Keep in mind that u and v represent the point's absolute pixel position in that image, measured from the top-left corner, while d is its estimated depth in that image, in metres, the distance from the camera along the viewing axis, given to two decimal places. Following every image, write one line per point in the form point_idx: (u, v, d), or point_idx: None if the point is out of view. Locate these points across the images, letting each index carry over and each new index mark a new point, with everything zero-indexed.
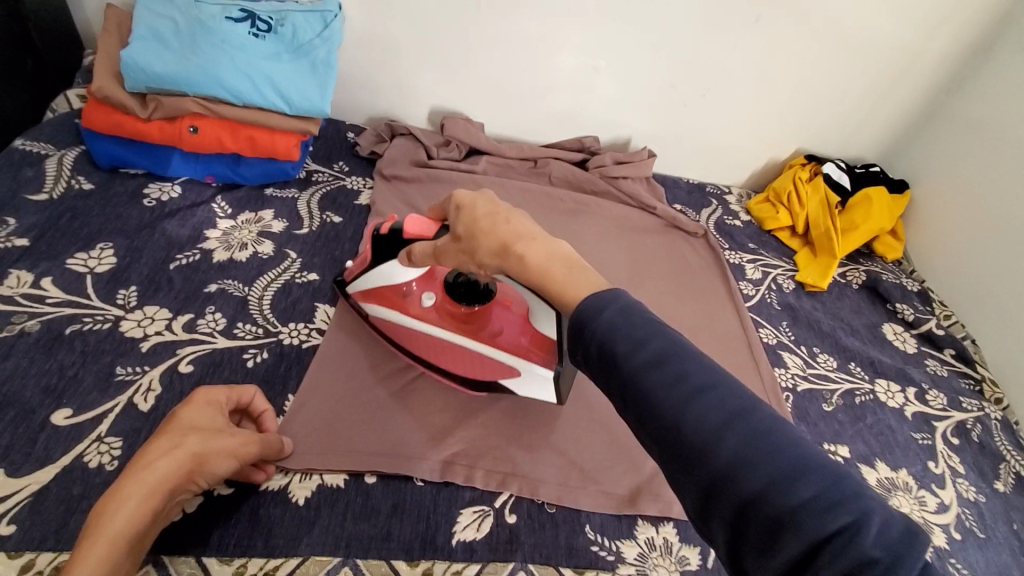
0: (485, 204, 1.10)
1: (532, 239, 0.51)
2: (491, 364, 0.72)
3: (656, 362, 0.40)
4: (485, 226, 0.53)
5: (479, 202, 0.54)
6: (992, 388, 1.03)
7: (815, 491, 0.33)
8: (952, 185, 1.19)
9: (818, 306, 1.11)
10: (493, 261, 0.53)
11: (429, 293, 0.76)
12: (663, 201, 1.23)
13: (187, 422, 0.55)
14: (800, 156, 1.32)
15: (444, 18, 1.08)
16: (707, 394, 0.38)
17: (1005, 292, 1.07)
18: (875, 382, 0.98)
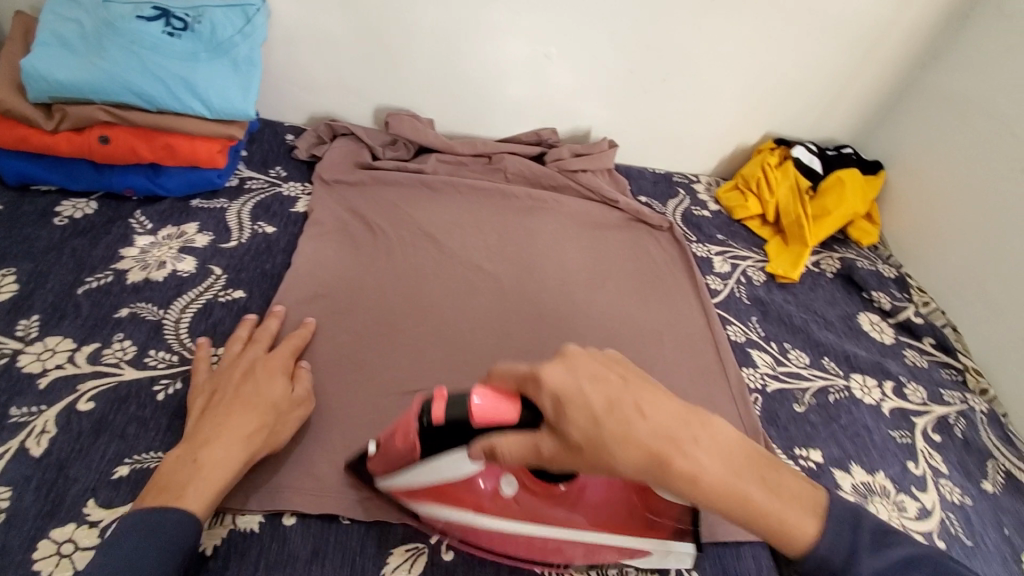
0: (433, 205, 1.03)
1: (696, 439, 0.48)
2: (598, 545, 0.62)
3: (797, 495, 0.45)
4: (616, 425, 0.46)
5: (612, 446, 0.46)
6: (975, 377, 0.98)
7: None
8: (929, 165, 1.13)
9: (790, 299, 1.06)
10: (636, 471, 0.47)
11: (505, 482, 0.61)
12: (626, 194, 1.17)
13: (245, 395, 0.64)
14: (770, 140, 1.26)
15: (381, 10, 1.01)
16: None
17: (987, 277, 1.01)
18: (850, 377, 0.93)
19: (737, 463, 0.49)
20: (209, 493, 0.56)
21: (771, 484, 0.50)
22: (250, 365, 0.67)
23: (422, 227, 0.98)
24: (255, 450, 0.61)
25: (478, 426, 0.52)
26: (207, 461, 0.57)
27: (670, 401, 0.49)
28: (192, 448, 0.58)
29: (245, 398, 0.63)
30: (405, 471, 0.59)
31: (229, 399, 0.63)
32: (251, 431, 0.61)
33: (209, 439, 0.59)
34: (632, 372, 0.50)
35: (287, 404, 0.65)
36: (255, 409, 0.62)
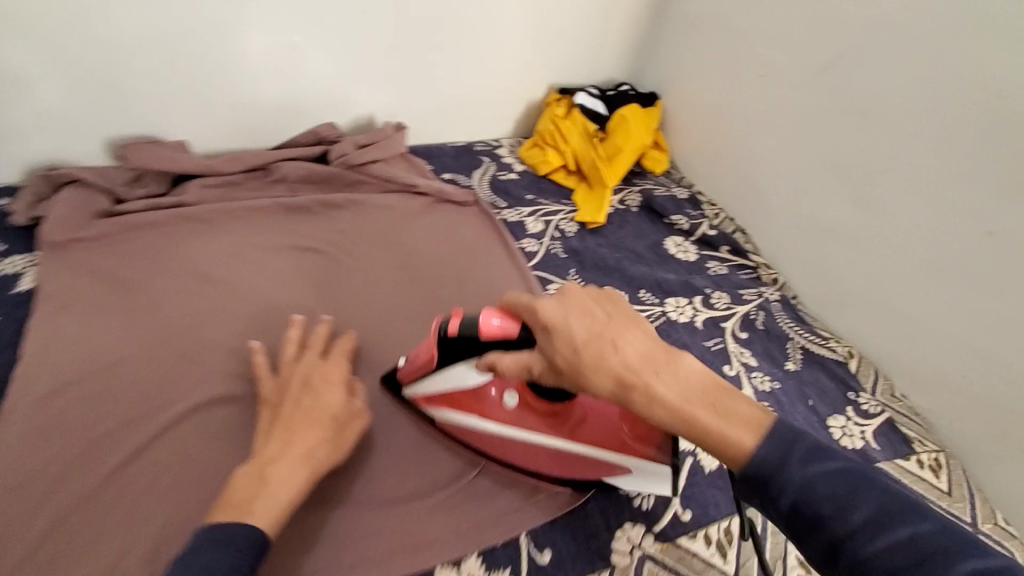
0: (205, 240, 0.90)
1: (660, 370, 0.53)
2: (591, 464, 0.67)
3: (778, 458, 0.49)
4: (591, 359, 0.52)
5: (574, 331, 0.53)
6: (766, 270, 1.08)
7: (890, 526, 0.45)
8: (694, 86, 1.21)
9: (602, 242, 1.09)
10: (607, 394, 0.53)
11: (510, 394, 0.68)
12: (426, 175, 1.13)
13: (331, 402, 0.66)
14: (555, 91, 1.27)
15: (64, 25, 0.83)
16: (807, 457, 0.49)
17: (757, 178, 1.12)
18: (665, 302, 0.99)
19: (708, 394, 0.53)
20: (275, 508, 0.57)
21: (724, 411, 0.52)
22: (308, 376, 0.69)
23: (193, 269, 0.85)
24: (315, 465, 0.61)
25: (485, 336, 0.59)
26: (296, 470, 0.59)
27: (647, 344, 0.54)
28: (258, 465, 0.59)
29: (310, 407, 0.65)
30: (424, 376, 0.69)
31: (300, 411, 0.64)
32: (315, 442, 0.62)
33: (273, 456, 0.60)
34: (618, 312, 0.55)
35: (349, 407, 0.67)
36: (320, 423, 0.64)
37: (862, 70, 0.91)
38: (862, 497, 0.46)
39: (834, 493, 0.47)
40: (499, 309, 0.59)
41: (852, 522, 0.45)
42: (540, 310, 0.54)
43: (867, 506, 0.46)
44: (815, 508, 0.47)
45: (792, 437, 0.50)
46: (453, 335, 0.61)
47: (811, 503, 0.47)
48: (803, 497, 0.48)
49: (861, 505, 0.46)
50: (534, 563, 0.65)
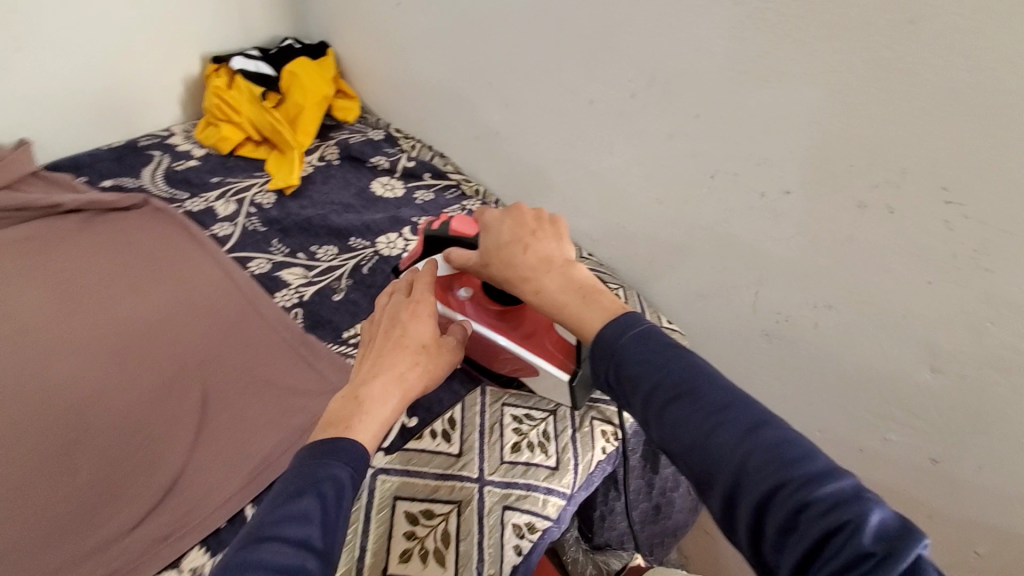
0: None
1: (550, 270, 0.59)
2: (514, 359, 0.75)
3: (634, 342, 0.50)
4: (509, 253, 0.62)
5: (499, 235, 0.64)
6: (468, 184, 1.16)
7: (765, 466, 0.42)
8: (351, 26, 1.20)
9: (306, 204, 1.07)
10: (514, 278, 0.60)
11: (463, 289, 0.78)
12: (77, 188, 1.00)
13: (416, 337, 0.59)
14: (210, 62, 1.17)
15: None
16: (656, 358, 0.49)
17: (432, 103, 1.17)
18: (377, 242, 1.01)
19: (579, 290, 0.58)
20: (376, 426, 0.53)
21: (587, 300, 0.56)
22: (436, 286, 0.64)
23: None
24: (407, 388, 0.57)
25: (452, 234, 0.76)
26: (391, 400, 0.55)
27: (559, 249, 0.61)
28: (353, 389, 0.55)
29: (394, 339, 0.59)
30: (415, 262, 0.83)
31: (401, 336, 0.59)
32: (405, 376, 0.57)
33: (390, 368, 0.57)
34: (542, 223, 0.63)
35: (437, 340, 0.61)
36: (408, 350, 0.58)
37: None
38: (737, 419, 0.45)
39: (675, 390, 0.47)
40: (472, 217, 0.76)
41: (695, 435, 0.45)
42: (543, 295, 0.59)
43: (704, 412, 0.46)
44: (680, 442, 0.46)
45: (669, 357, 0.49)
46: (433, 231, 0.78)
47: (672, 433, 0.47)
48: (674, 442, 0.47)
49: (705, 411, 0.46)
50: None
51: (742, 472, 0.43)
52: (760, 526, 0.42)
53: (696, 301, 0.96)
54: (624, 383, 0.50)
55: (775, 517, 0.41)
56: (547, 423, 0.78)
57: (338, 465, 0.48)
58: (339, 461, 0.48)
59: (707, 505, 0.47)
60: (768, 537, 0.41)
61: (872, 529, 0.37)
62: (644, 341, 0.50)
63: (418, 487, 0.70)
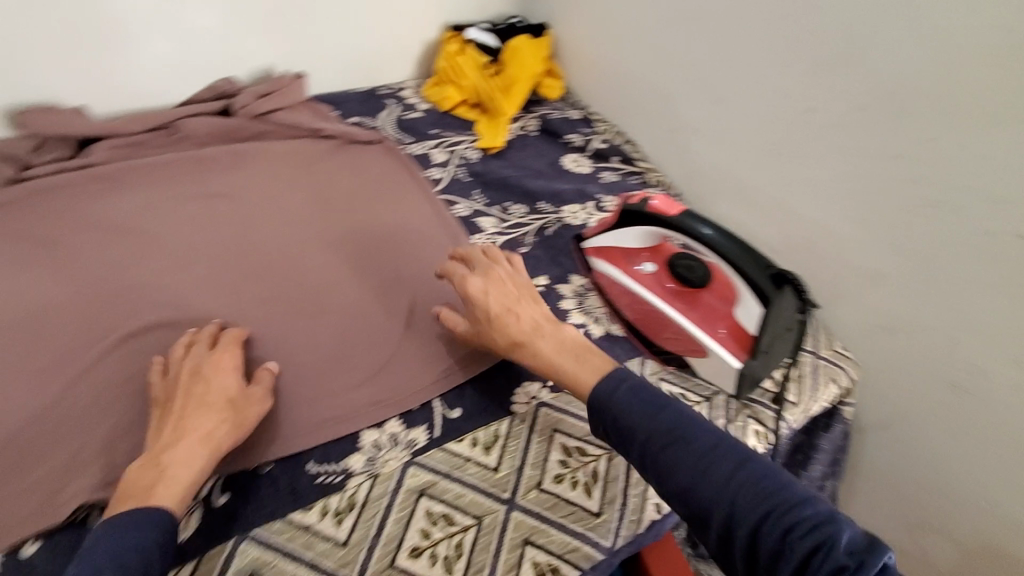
0: (117, 195, 0.94)
1: (544, 336, 0.72)
2: (685, 337, 0.82)
3: (613, 389, 0.64)
4: (509, 323, 0.73)
5: (489, 305, 0.74)
6: (653, 174, 1.20)
7: (751, 504, 0.53)
8: (576, 12, 1.29)
9: (504, 164, 1.18)
10: (507, 346, 0.73)
11: (648, 264, 0.87)
12: (331, 119, 1.18)
13: (219, 398, 0.65)
14: (448, 29, 1.32)
15: None
16: (643, 407, 0.61)
17: (636, 92, 1.22)
18: (562, 210, 1.09)
19: (575, 352, 0.70)
20: (178, 490, 0.57)
21: (579, 357, 0.69)
22: (195, 376, 0.66)
23: (107, 222, 0.90)
24: (216, 445, 0.62)
25: (651, 212, 0.84)
26: (163, 494, 0.56)
27: (548, 321, 0.74)
28: (151, 458, 0.60)
29: (199, 395, 0.64)
30: (600, 233, 0.91)
31: (191, 403, 0.64)
32: (213, 429, 0.62)
33: (178, 441, 0.60)
34: (522, 291, 0.77)
35: (241, 389, 0.67)
36: (216, 408, 0.64)
37: None
38: (723, 455, 0.57)
39: (674, 440, 0.58)
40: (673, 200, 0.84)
41: (691, 478, 0.56)
42: (539, 355, 0.71)
43: (697, 458, 0.57)
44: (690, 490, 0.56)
45: (650, 400, 0.62)
46: (632, 207, 0.85)
47: (679, 482, 0.56)
48: (684, 490, 0.56)
49: (696, 454, 0.58)
50: (446, 418, 0.76)
51: (735, 513, 0.54)
52: (754, 557, 0.52)
53: (877, 332, 0.92)
54: (624, 434, 0.61)
55: (766, 547, 0.52)
56: (701, 407, 0.81)
57: (144, 535, 0.52)
58: (132, 537, 0.52)
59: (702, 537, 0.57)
60: (763, 563, 0.52)
61: (845, 546, 0.49)
62: (633, 393, 0.64)
63: (576, 426, 0.76)
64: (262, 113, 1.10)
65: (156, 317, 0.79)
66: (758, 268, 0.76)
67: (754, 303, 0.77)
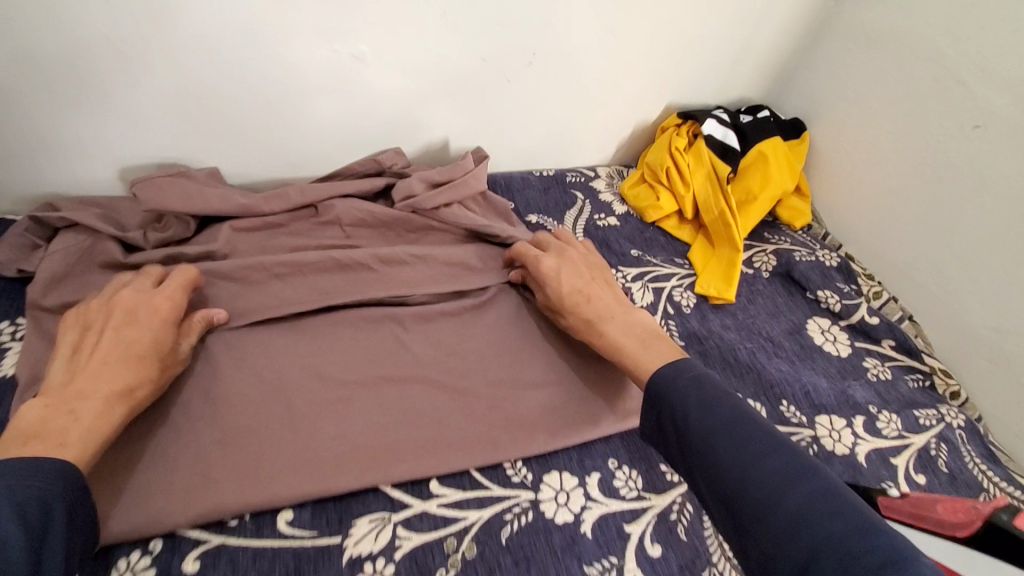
0: (237, 306, 0.70)
1: (614, 320, 0.67)
2: None
3: (668, 373, 0.57)
4: (574, 303, 0.69)
5: (562, 284, 0.70)
6: (944, 380, 0.83)
7: (811, 511, 0.44)
8: (859, 122, 0.94)
9: (729, 324, 0.85)
10: (579, 332, 0.69)
11: None
12: (510, 219, 0.89)
13: (121, 348, 0.55)
14: (673, 113, 1.01)
15: (77, 38, 0.65)
16: (706, 403, 0.53)
17: (942, 258, 0.85)
18: (816, 423, 0.75)
19: (642, 337, 0.65)
20: (95, 440, 0.50)
21: (646, 344, 0.64)
22: (129, 310, 0.58)
23: (214, 352, 0.65)
24: (133, 404, 0.54)
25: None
26: (86, 412, 0.51)
27: (617, 301, 0.70)
28: (65, 398, 0.51)
29: (125, 339, 0.56)
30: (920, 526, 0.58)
31: (110, 339, 0.55)
32: (148, 340, 0.57)
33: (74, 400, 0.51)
34: (595, 274, 0.74)
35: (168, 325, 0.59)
36: (135, 362, 0.55)
37: None
38: (794, 474, 0.47)
39: (727, 441, 0.50)
40: None
41: (736, 478, 0.48)
42: (607, 337, 0.66)
43: (749, 463, 0.48)
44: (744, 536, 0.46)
45: (707, 395, 0.54)
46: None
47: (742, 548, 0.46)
48: (733, 500, 0.47)
49: (753, 464, 0.48)
50: None
51: (805, 555, 0.42)
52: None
53: None
54: (677, 427, 0.53)
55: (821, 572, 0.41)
56: None
57: (38, 486, 0.44)
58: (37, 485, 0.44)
59: (744, 554, 0.46)
60: None
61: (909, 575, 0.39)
62: (697, 384, 0.55)
63: None
64: (433, 206, 0.83)
65: (230, 498, 0.55)
66: None
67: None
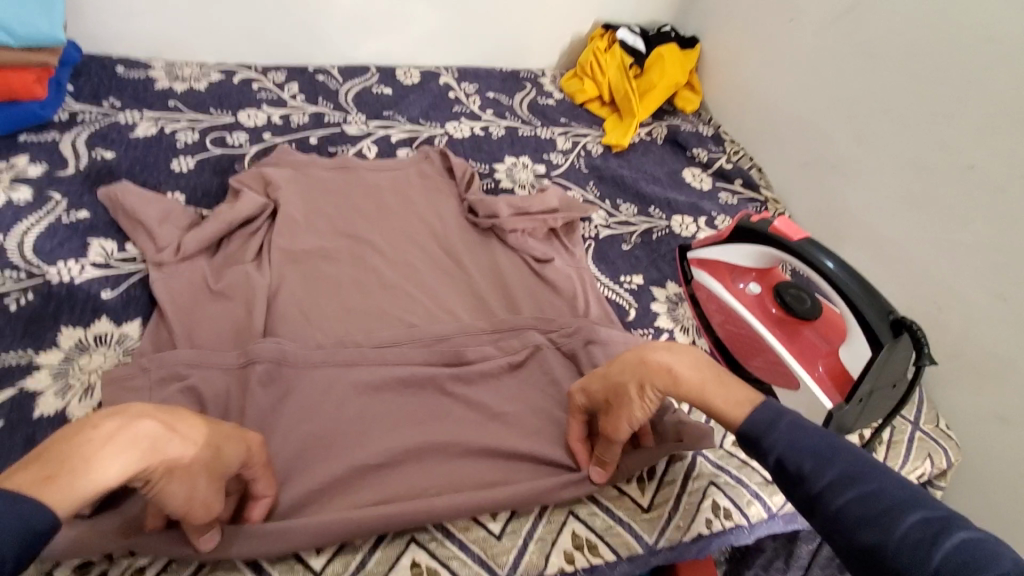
0: (295, 290, 0.78)
1: (670, 355, 0.60)
2: (776, 364, 0.81)
3: (764, 423, 0.54)
4: (616, 375, 0.61)
5: (597, 376, 0.63)
6: (775, 205, 1.16)
7: (920, 520, 0.43)
8: (730, 30, 1.28)
9: (624, 164, 1.19)
10: (645, 393, 0.59)
11: (753, 285, 0.85)
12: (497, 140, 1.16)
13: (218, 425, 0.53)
14: (600, 27, 1.36)
15: None
16: (814, 441, 0.51)
17: (777, 121, 1.18)
18: (672, 218, 1.09)
19: (710, 371, 0.59)
20: (78, 492, 0.41)
21: (713, 375, 0.59)
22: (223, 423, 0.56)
23: (261, 351, 0.69)
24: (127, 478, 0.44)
25: (772, 232, 0.80)
26: (103, 471, 0.42)
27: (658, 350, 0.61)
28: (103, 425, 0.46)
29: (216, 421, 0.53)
30: (708, 245, 0.89)
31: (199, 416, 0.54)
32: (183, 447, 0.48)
33: (101, 433, 0.44)
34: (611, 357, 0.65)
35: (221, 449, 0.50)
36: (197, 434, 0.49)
37: (876, 16, 0.97)
38: (930, 514, 0.43)
39: (854, 482, 0.47)
40: (793, 224, 0.80)
41: (869, 523, 0.44)
42: (675, 372, 0.58)
43: (870, 501, 0.45)
44: None
45: (809, 436, 0.52)
46: (753, 225, 0.82)
47: None
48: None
49: (872, 498, 0.45)
50: None
51: None
52: None
53: (995, 426, 0.83)
54: (788, 471, 0.50)
55: None
56: None
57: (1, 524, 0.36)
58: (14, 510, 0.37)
59: None
60: None
61: None
62: (798, 428, 0.52)
63: None
64: (511, 229, 0.93)
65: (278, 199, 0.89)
66: (879, 310, 0.71)
67: (866, 348, 0.72)
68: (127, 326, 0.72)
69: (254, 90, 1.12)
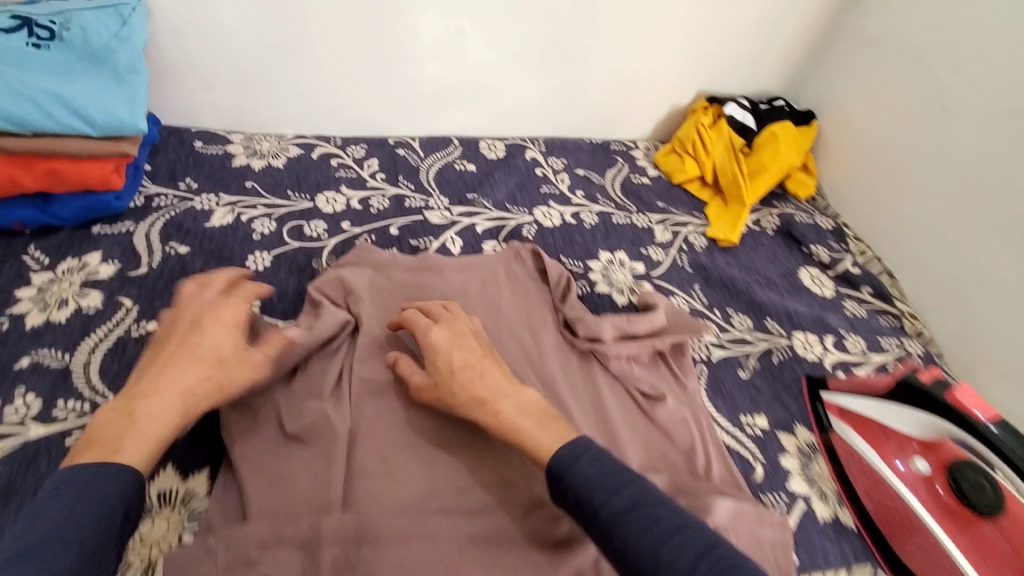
0: (377, 433, 0.69)
1: (507, 396, 0.65)
2: (946, 564, 0.69)
3: (570, 458, 0.58)
4: (462, 379, 0.66)
5: (453, 357, 0.67)
6: (911, 321, 1.00)
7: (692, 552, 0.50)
8: (857, 110, 1.13)
9: (732, 262, 1.05)
10: (468, 407, 0.65)
11: (916, 459, 0.76)
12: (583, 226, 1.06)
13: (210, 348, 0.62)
14: (703, 98, 1.23)
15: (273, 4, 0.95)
16: (607, 476, 0.56)
17: (915, 222, 1.03)
18: (793, 335, 0.94)
19: (538, 416, 0.63)
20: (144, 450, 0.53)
21: (546, 422, 0.63)
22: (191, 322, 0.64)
23: (343, 524, 0.60)
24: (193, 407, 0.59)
25: (951, 402, 0.71)
26: (144, 443, 0.54)
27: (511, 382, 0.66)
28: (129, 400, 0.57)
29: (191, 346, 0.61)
30: (857, 395, 0.80)
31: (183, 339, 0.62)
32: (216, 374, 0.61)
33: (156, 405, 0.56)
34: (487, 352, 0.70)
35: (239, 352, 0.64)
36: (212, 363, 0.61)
37: None
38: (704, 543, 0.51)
39: (639, 510, 0.53)
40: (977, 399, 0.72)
41: (643, 548, 0.50)
42: (501, 417, 0.63)
43: (651, 533, 0.51)
44: None
45: (608, 472, 0.56)
46: (926, 387, 0.74)
47: None
48: None
49: (654, 527, 0.51)
50: None
51: None
52: None
53: None
54: (583, 507, 0.55)
55: None
56: None
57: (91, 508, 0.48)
58: (96, 492, 0.49)
59: None
60: None
61: None
62: (595, 460, 0.57)
63: None
64: (615, 355, 0.82)
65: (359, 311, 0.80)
66: None
67: None
68: (194, 479, 0.64)
69: (332, 167, 1.04)
